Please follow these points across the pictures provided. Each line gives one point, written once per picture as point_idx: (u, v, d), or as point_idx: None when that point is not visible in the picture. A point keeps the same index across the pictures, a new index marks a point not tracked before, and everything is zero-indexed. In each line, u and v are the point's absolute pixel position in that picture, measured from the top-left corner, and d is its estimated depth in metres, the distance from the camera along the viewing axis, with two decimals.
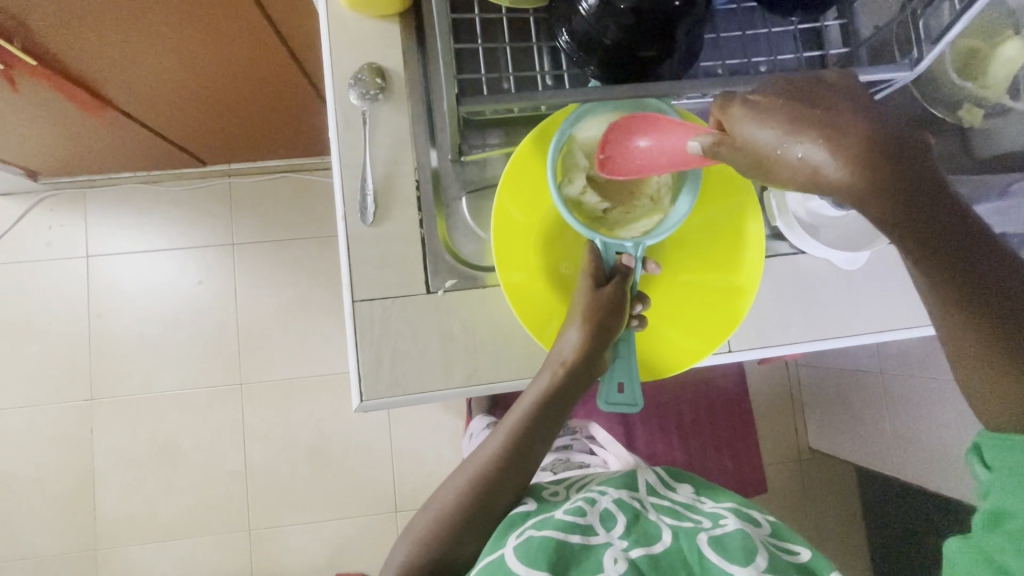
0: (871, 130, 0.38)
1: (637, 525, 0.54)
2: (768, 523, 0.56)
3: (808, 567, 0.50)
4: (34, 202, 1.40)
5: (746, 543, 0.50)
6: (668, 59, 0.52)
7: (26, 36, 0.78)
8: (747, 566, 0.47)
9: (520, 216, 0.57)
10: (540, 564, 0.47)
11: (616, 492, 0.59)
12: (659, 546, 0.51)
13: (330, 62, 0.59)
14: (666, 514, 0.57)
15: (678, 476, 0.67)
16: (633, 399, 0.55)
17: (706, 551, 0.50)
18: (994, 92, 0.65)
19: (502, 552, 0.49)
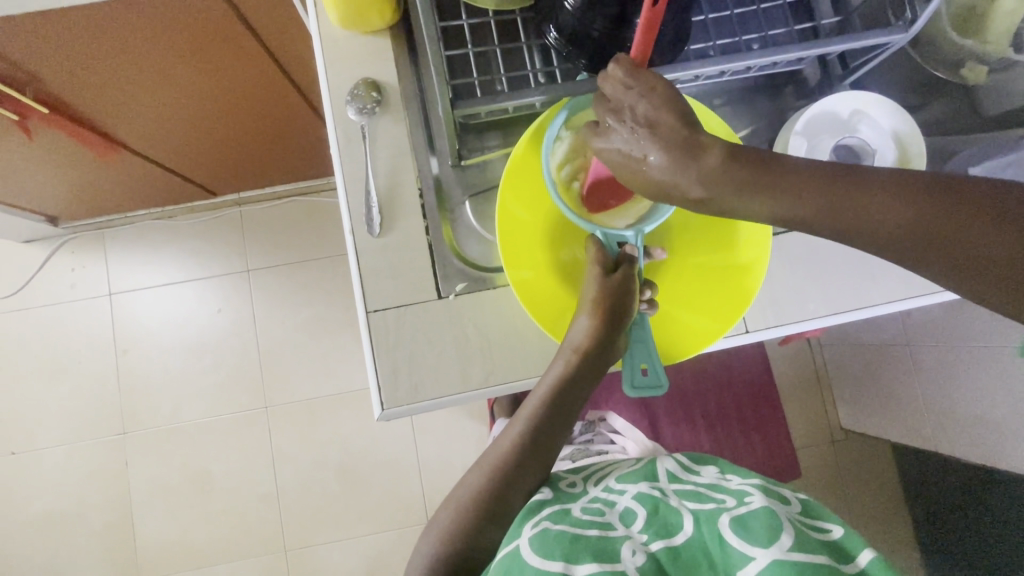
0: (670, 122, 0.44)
1: (658, 515, 0.51)
2: (798, 502, 0.53)
3: (838, 546, 0.45)
4: (56, 246, 1.45)
5: (770, 521, 0.45)
6: (657, 44, 0.52)
7: (38, 86, 0.81)
8: (770, 546, 0.43)
9: (524, 215, 0.57)
10: (553, 555, 0.45)
11: (635, 489, 0.57)
12: (679, 537, 0.47)
13: (327, 82, 0.60)
14: (688, 498, 0.54)
15: (702, 458, 0.65)
16: (659, 380, 0.54)
17: (728, 534, 0.46)
18: (995, 47, 0.64)
19: (517, 543, 0.47)
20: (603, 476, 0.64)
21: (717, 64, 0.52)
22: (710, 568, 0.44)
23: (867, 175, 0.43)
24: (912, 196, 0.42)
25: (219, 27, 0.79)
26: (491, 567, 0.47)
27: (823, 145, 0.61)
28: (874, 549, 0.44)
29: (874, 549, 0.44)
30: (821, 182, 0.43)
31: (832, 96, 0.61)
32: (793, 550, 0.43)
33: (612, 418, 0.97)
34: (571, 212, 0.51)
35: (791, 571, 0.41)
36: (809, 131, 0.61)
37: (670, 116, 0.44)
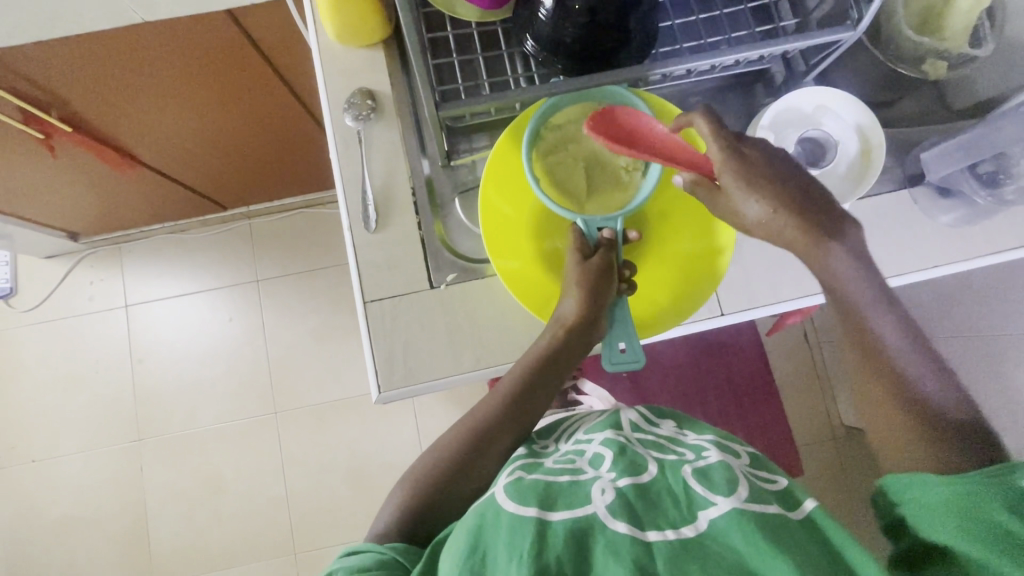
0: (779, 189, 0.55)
1: (625, 456, 0.53)
2: (748, 454, 0.54)
3: (788, 493, 0.47)
4: (75, 261, 1.52)
5: (729, 475, 0.48)
6: (625, 46, 0.56)
7: (62, 106, 0.88)
8: (729, 496, 0.45)
9: (508, 209, 0.62)
10: (530, 500, 0.47)
11: (602, 436, 0.58)
12: (646, 476, 0.50)
13: (326, 92, 0.66)
14: (651, 447, 0.55)
15: (661, 413, 0.65)
16: (636, 356, 0.58)
17: (692, 482, 0.48)
18: (953, 42, 0.68)
19: (492, 492, 0.50)
20: (570, 431, 0.64)
21: (681, 63, 0.56)
22: (674, 505, 0.46)
23: (890, 306, 0.55)
24: (901, 339, 0.54)
25: (229, 48, 0.85)
26: (467, 513, 0.50)
27: (789, 137, 0.65)
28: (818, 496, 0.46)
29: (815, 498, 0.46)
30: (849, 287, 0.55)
31: (795, 92, 0.65)
32: (750, 501, 0.45)
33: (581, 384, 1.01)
34: (553, 204, 0.56)
35: (750, 518, 0.43)
36: (775, 125, 0.65)
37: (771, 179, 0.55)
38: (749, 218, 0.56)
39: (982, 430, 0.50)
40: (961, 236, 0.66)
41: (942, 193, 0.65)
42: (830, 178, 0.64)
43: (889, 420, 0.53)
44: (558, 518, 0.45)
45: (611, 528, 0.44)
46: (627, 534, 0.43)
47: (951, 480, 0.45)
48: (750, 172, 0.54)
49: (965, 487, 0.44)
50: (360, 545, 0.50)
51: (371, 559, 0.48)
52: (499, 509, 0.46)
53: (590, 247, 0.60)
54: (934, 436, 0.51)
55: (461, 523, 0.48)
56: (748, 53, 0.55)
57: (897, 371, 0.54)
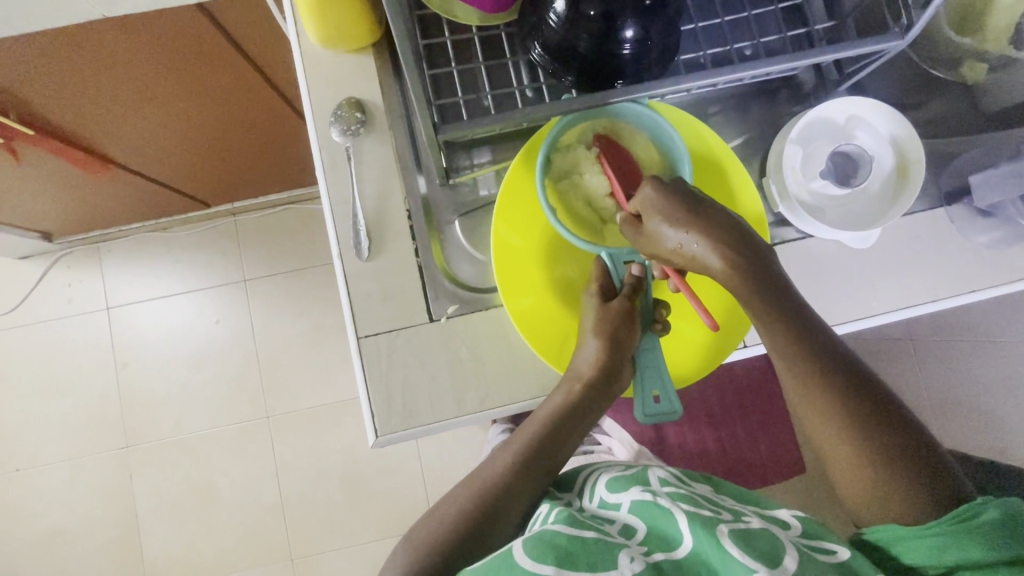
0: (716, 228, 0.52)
1: (655, 526, 0.47)
2: (797, 521, 0.48)
3: (844, 568, 0.43)
4: (51, 263, 1.44)
5: (773, 544, 0.44)
6: (645, 58, 0.50)
7: (21, 107, 0.80)
8: (774, 568, 0.41)
9: (521, 242, 0.56)
10: (546, 557, 0.43)
11: (630, 496, 0.51)
12: (681, 552, 0.45)
13: (310, 102, 0.59)
14: (683, 500, 0.50)
15: (694, 475, 0.59)
16: (672, 406, 0.53)
17: (728, 543, 0.44)
18: (993, 44, 0.61)
19: (508, 545, 0.45)
20: (593, 482, 0.58)
21: (707, 77, 0.50)
22: None
23: (852, 368, 0.54)
24: (868, 399, 0.53)
25: (202, 42, 0.78)
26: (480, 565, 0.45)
27: (819, 151, 0.59)
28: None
29: None
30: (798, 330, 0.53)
31: (827, 102, 0.59)
32: None
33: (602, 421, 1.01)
34: (574, 240, 0.51)
35: None
36: (804, 138, 0.59)
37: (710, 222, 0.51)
38: (670, 244, 0.51)
39: (936, 462, 0.51)
40: (999, 257, 0.61)
41: (984, 213, 0.60)
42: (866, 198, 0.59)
43: (888, 490, 0.50)
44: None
45: None
46: None
47: (941, 556, 0.46)
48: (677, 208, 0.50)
49: (951, 551, 0.45)
50: None
51: None
52: (512, 564, 0.43)
53: (612, 287, 0.56)
54: (928, 494, 0.50)
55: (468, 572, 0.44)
56: (784, 66, 0.49)
57: (875, 438, 0.51)
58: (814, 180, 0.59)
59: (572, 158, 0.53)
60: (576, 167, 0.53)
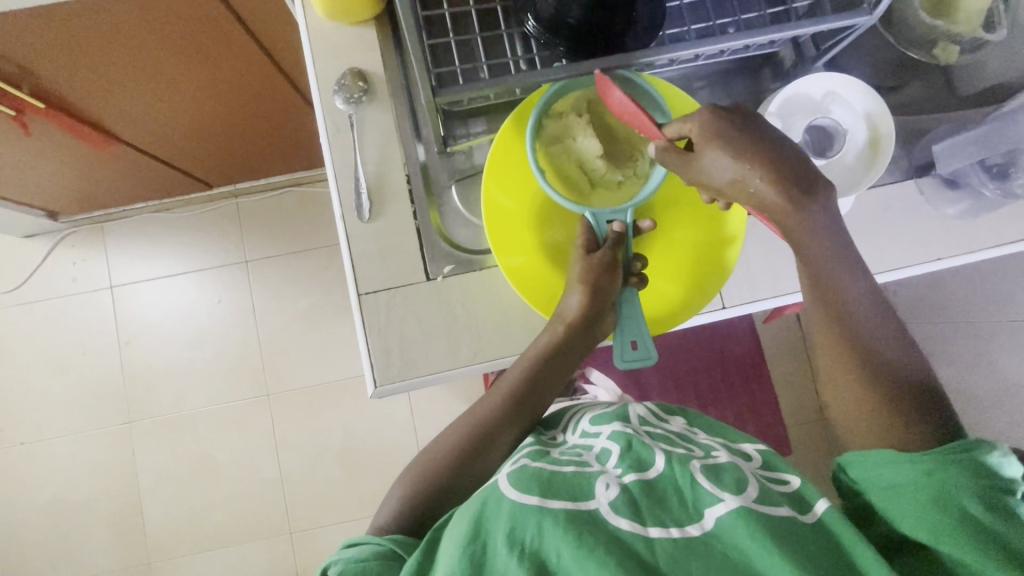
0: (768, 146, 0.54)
1: (631, 450, 0.52)
2: (759, 455, 0.53)
3: (798, 494, 0.47)
4: (56, 241, 1.47)
5: (738, 475, 0.47)
6: (631, 29, 0.54)
7: (33, 80, 0.83)
8: (737, 494, 0.45)
9: (511, 203, 0.60)
10: (531, 489, 0.46)
11: (609, 429, 0.56)
12: (652, 473, 0.49)
13: (315, 72, 0.62)
14: (660, 440, 0.54)
15: (670, 409, 0.65)
16: (648, 352, 0.58)
17: (699, 477, 0.47)
18: (965, 27, 0.66)
19: (496, 479, 0.49)
20: (576, 420, 0.63)
21: (689, 48, 0.53)
22: (680, 504, 0.45)
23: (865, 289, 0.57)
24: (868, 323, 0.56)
25: (209, 19, 0.80)
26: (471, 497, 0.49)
27: (796, 125, 0.63)
28: (828, 499, 0.45)
29: (825, 497, 0.46)
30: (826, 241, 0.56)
31: (804, 78, 0.62)
32: (758, 501, 0.45)
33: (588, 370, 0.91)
34: (562, 199, 0.55)
35: (758, 516, 0.43)
36: (783, 111, 0.63)
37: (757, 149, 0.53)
38: (710, 174, 0.54)
39: (927, 393, 0.54)
40: (965, 228, 0.65)
41: (949, 185, 0.64)
42: (838, 168, 0.63)
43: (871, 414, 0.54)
44: (558, 506, 0.44)
45: (613, 525, 0.43)
46: (629, 531, 0.43)
47: (909, 471, 0.48)
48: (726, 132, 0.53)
49: (927, 470, 0.47)
50: (360, 537, 0.49)
51: (370, 551, 0.48)
52: (501, 496, 0.45)
53: (597, 242, 0.59)
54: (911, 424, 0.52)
55: (461, 510, 0.46)
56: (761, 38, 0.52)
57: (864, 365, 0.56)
58: None
59: (560, 125, 0.57)
60: (564, 133, 0.57)
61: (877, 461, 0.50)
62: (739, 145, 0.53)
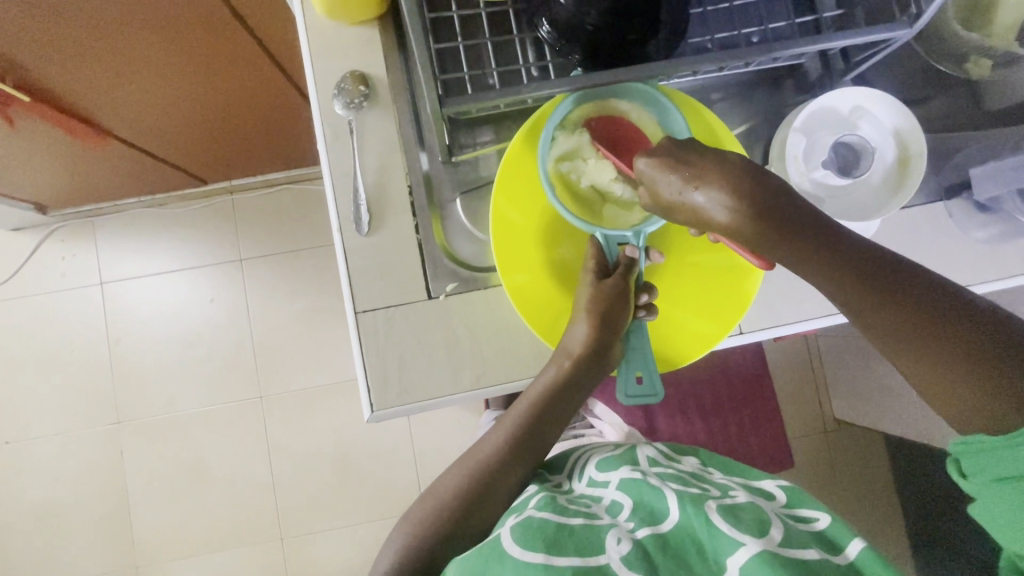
0: (721, 166, 0.48)
1: (643, 501, 0.48)
2: (783, 494, 0.51)
3: (826, 536, 0.44)
4: (45, 235, 1.43)
5: (759, 516, 0.45)
6: (653, 37, 0.50)
7: (18, 73, 0.79)
8: (760, 537, 0.42)
9: (519, 218, 0.56)
10: (536, 544, 0.43)
11: (618, 476, 0.53)
12: (667, 525, 0.45)
13: (313, 74, 0.59)
14: (671, 480, 0.51)
15: (681, 449, 0.62)
16: (654, 389, 0.55)
17: (716, 518, 0.44)
18: (1000, 40, 0.62)
19: (499, 533, 0.46)
20: (583, 464, 0.60)
21: (714, 60, 0.50)
22: (699, 557, 0.42)
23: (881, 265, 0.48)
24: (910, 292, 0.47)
25: (203, 13, 0.76)
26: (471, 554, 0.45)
27: (822, 141, 0.59)
28: (864, 539, 0.43)
29: (861, 537, 0.43)
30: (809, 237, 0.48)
31: (831, 92, 0.59)
32: (782, 545, 0.42)
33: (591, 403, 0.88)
34: (572, 218, 0.52)
35: (783, 563, 0.40)
36: (807, 127, 0.59)
37: (712, 170, 0.48)
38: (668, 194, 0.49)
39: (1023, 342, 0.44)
40: (994, 255, 0.62)
41: (981, 208, 0.61)
42: (865, 191, 0.59)
43: (966, 389, 0.45)
44: (565, 562, 0.41)
45: None
46: None
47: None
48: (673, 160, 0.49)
49: None
50: None
51: None
52: (503, 555, 0.42)
53: (607, 267, 0.57)
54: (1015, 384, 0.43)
55: (459, 564, 0.44)
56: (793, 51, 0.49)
57: (940, 332, 0.46)
58: (815, 171, 0.59)
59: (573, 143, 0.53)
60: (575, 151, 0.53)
61: (997, 458, 0.43)
62: (679, 167, 0.49)
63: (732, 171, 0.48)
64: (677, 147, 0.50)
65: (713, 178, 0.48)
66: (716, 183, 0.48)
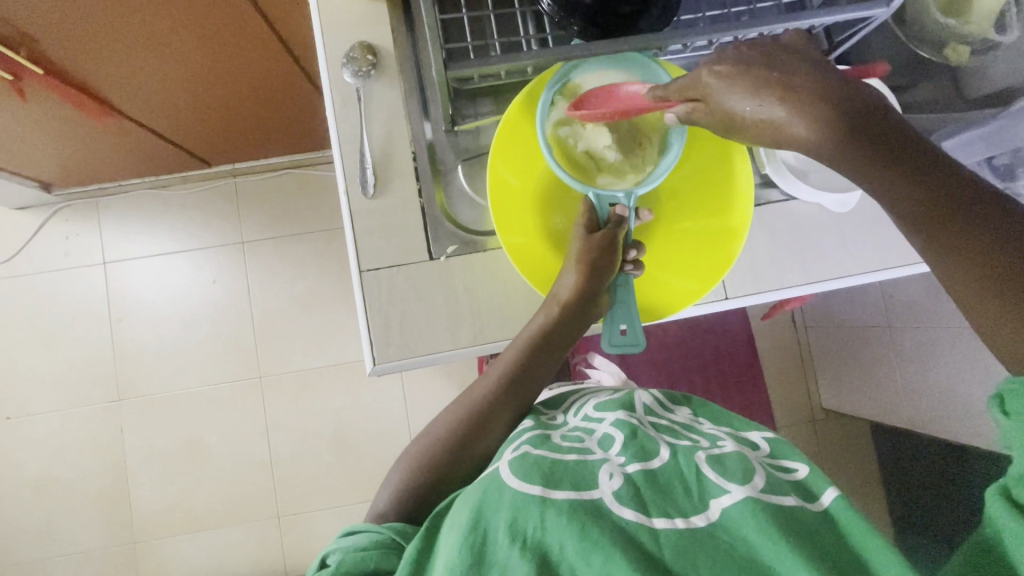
0: (815, 80, 0.46)
1: (636, 440, 0.51)
2: (767, 443, 0.53)
3: (803, 485, 0.47)
4: (49, 214, 1.45)
5: (744, 464, 0.47)
6: (646, 12, 0.54)
7: (32, 46, 0.81)
8: (744, 484, 0.44)
9: (515, 181, 0.59)
10: (533, 478, 0.45)
11: (614, 416, 0.56)
12: (656, 462, 0.48)
13: (323, 43, 0.61)
14: (664, 432, 0.54)
15: (676, 398, 0.64)
16: (636, 338, 0.58)
17: (705, 468, 0.47)
18: (977, 27, 0.66)
19: (497, 466, 0.48)
20: (579, 403, 0.63)
21: (704, 34, 0.53)
22: (686, 495, 0.45)
23: (948, 180, 0.44)
24: (970, 211, 0.43)
25: None
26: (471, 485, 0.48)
27: None
28: (837, 490, 0.45)
29: (835, 487, 0.46)
30: (881, 146, 0.45)
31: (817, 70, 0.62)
32: (765, 491, 0.44)
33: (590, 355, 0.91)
34: (567, 177, 0.55)
35: (765, 507, 0.42)
36: None
37: (803, 84, 0.46)
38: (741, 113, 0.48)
39: None
40: None
41: None
42: None
43: (997, 316, 0.42)
44: (561, 496, 0.43)
45: (618, 516, 0.42)
46: (634, 522, 0.42)
47: None
48: (753, 75, 0.47)
49: None
50: (358, 526, 0.49)
51: (365, 539, 0.47)
52: (501, 485, 0.45)
53: (597, 224, 0.58)
54: None
55: (460, 495, 0.46)
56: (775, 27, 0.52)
57: (991, 258, 0.42)
58: None
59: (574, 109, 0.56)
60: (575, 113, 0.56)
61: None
62: (758, 84, 0.47)
63: (826, 85, 0.46)
64: (749, 58, 0.48)
65: (800, 92, 0.46)
66: (800, 98, 0.46)
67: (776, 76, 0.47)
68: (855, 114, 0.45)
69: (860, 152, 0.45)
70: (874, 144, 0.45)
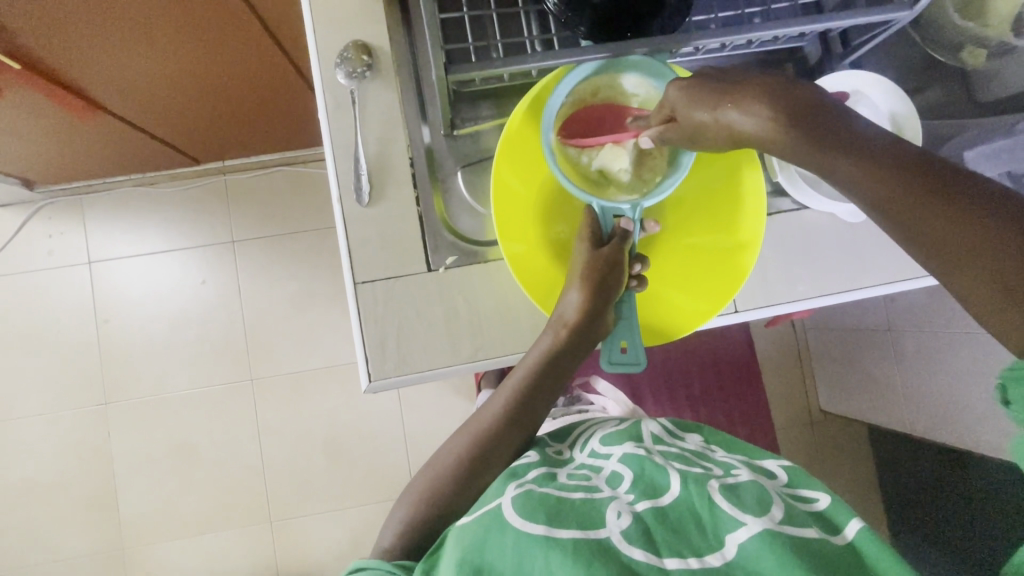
0: (755, 82, 0.46)
1: (644, 476, 0.49)
2: (785, 472, 0.51)
3: (825, 516, 0.44)
4: (31, 212, 1.40)
5: (760, 495, 0.45)
6: (657, 13, 0.52)
7: (7, 40, 0.77)
8: (761, 516, 0.42)
9: (520, 187, 0.56)
10: (537, 517, 0.43)
11: (621, 451, 0.54)
12: (666, 499, 0.46)
13: (314, 42, 0.58)
14: (675, 460, 0.52)
15: (686, 425, 0.62)
16: (637, 357, 0.55)
17: (718, 498, 0.45)
18: (997, 29, 0.64)
19: (500, 502, 0.46)
20: (586, 437, 0.61)
21: (717, 35, 0.51)
22: (699, 532, 0.43)
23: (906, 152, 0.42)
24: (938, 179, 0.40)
25: None
26: (472, 522, 0.46)
27: None
28: (863, 521, 0.43)
29: (859, 517, 0.43)
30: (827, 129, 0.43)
31: (832, 74, 0.60)
32: (783, 522, 0.42)
33: (592, 379, 0.88)
34: (573, 188, 0.52)
35: (783, 540, 0.40)
36: None
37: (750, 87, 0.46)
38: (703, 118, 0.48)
39: None
40: None
41: None
42: None
43: (985, 289, 0.37)
44: (567, 535, 0.42)
45: (627, 555, 0.40)
46: (645, 564, 0.40)
47: None
48: (702, 84, 0.48)
49: None
50: (365, 563, 0.48)
51: None
52: (504, 524, 0.43)
53: (602, 237, 0.56)
54: None
55: (464, 533, 0.44)
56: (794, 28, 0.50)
57: (972, 220, 0.38)
58: None
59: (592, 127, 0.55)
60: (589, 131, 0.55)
61: None
62: (711, 90, 0.47)
63: (766, 85, 0.46)
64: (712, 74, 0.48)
65: (751, 96, 0.46)
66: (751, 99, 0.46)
67: (724, 83, 0.47)
68: (795, 104, 0.45)
69: (804, 139, 0.44)
70: (817, 129, 0.44)
